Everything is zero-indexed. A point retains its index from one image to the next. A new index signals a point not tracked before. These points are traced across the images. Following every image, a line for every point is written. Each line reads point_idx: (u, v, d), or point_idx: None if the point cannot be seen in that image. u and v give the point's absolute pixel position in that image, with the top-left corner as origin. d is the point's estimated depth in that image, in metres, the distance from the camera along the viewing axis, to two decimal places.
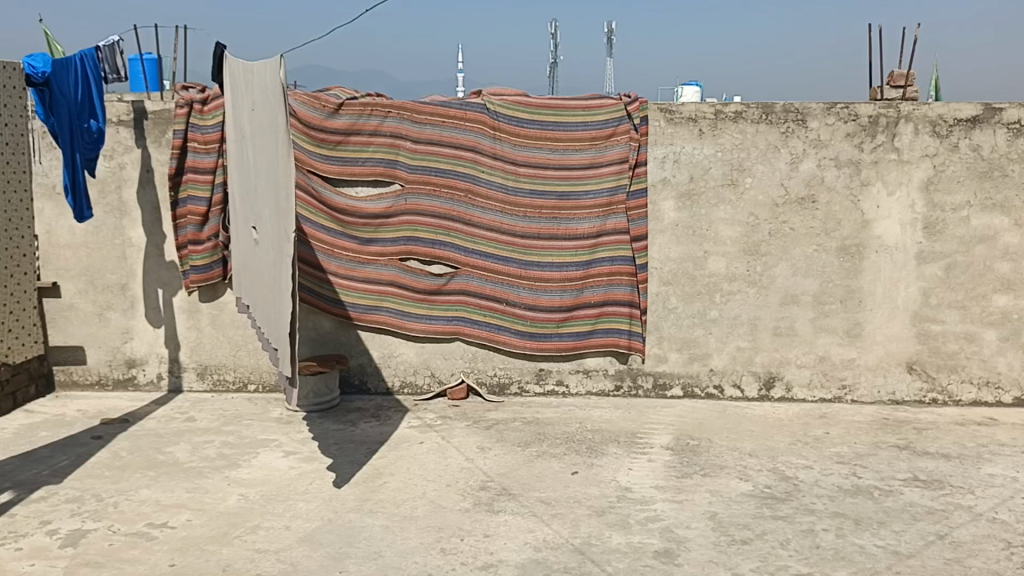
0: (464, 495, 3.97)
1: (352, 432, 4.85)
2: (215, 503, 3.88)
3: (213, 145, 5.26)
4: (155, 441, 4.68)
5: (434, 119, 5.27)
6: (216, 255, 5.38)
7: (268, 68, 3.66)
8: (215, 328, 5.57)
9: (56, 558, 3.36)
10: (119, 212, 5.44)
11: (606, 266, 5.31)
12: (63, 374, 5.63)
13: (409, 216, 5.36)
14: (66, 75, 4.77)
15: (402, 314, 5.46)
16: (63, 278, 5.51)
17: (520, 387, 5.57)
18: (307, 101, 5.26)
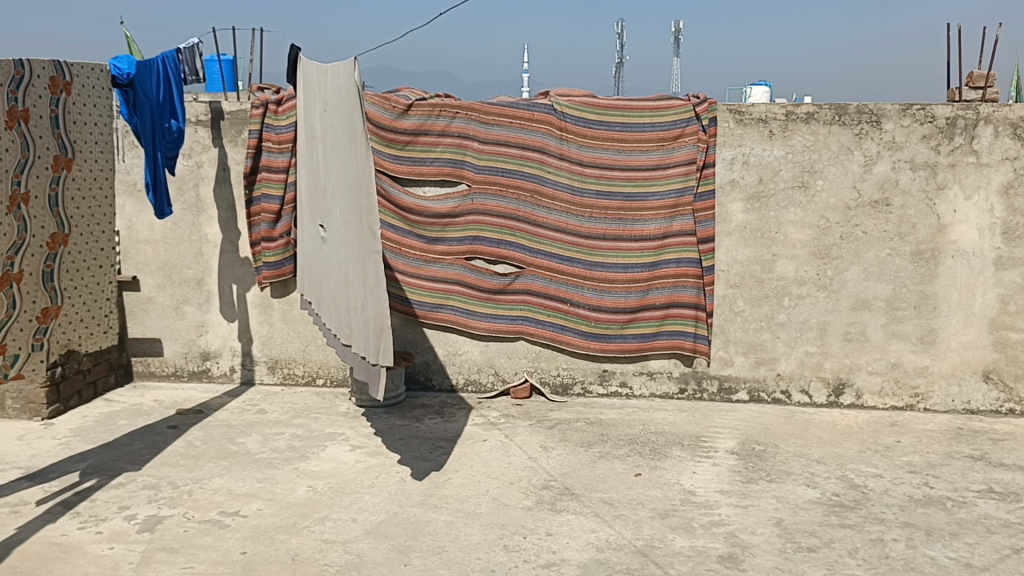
0: (527, 493, 3.99)
1: (417, 428, 4.92)
2: (285, 493, 3.98)
3: (286, 145, 5.39)
4: (228, 432, 4.82)
5: (501, 119, 5.30)
6: (288, 252, 5.53)
7: (342, 69, 3.74)
8: (285, 323, 5.69)
9: (133, 543, 3.49)
10: (196, 209, 5.62)
11: (672, 268, 5.29)
12: (141, 364, 5.84)
13: (475, 215, 5.41)
14: (148, 77, 4.94)
15: (467, 312, 5.52)
16: (143, 272, 5.72)
17: (583, 388, 5.58)
18: (378, 102, 5.37)
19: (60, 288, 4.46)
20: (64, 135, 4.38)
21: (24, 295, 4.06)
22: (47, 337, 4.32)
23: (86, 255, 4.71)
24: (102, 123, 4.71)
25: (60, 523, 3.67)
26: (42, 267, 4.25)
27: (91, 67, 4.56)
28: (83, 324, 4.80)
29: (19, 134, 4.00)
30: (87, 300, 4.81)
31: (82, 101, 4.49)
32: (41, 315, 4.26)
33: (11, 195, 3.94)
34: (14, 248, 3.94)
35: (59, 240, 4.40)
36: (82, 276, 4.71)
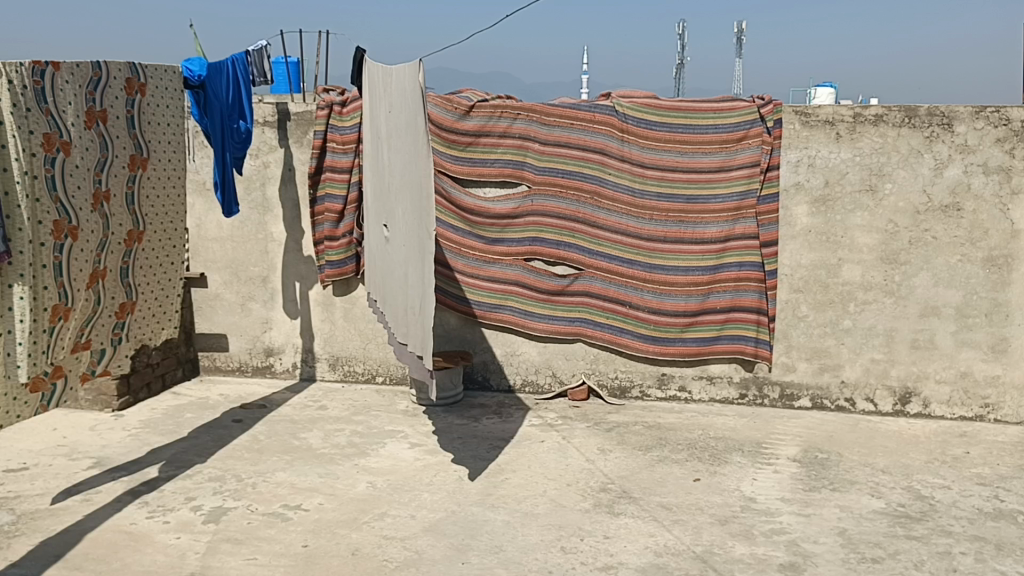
0: (585, 496, 3.99)
1: (475, 428, 4.94)
2: (345, 489, 4.04)
3: (350, 145, 5.46)
4: (291, 427, 4.91)
5: (562, 121, 5.30)
6: (350, 251, 5.60)
7: (407, 71, 3.78)
8: (347, 321, 5.77)
9: (199, 533, 3.58)
10: (262, 208, 5.74)
11: (734, 271, 5.23)
12: (208, 359, 5.99)
13: (536, 216, 5.42)
14: (219, 79, 5.05)
15: (525, 313, 5.53)
16: (210, 269, 5.86)
17: (641, 391, 5.55)
18: (440, 104, 5.41)
19: (135, 283, 4.62)
20: (139, 135, 4.50)
21: (105, 291, 4.31)
22: (125, 331, 4.57)
23: (159, 252, 4.82)
24: (177, 123, 4.81)
25: (129, 511, 3.78)
26: (119, 263, 4.43)
27: (165, 69, 4.66)
28: (156, 319, 4.91)
29: (97, 134, 4.15)
30: (161, 296, 4.92)
31: (155, 102, 4.59)
32: (119, 310, 4.49)
33: (93, 193, 4.13)
34: (99, 245, 4.19)
35: (136, 237, 4.55)
36: (157, 273, 4.83)
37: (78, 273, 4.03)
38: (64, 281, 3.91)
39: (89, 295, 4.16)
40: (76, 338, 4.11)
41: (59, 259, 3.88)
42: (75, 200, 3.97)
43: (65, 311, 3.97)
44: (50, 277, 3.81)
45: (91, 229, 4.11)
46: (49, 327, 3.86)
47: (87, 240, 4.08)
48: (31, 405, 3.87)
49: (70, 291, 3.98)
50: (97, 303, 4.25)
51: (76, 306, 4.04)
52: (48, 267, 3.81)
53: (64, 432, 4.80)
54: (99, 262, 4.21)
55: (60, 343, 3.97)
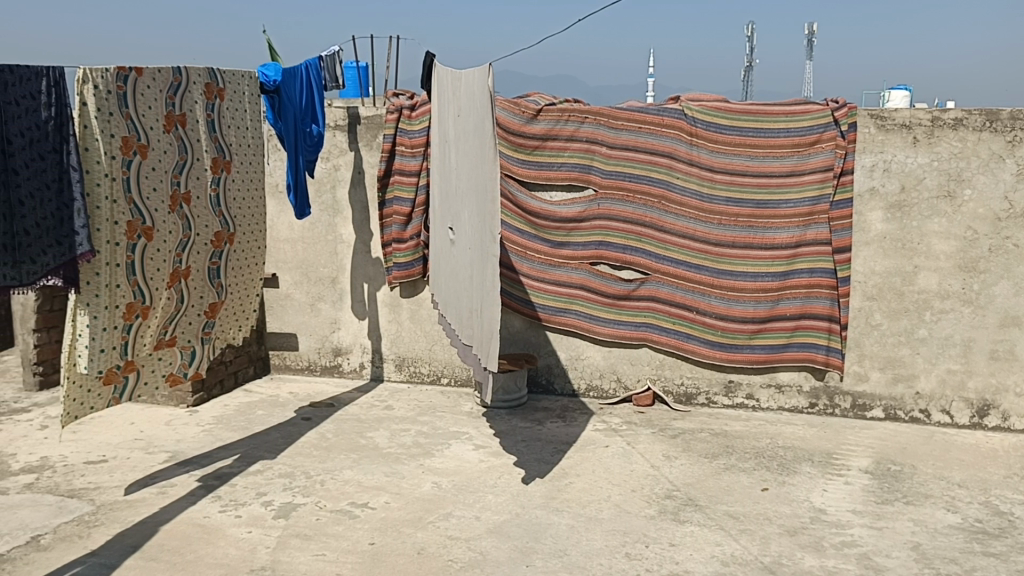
0: (650, 502, 3.96)
1: (539, 431, 4.95)
2: (410, 488, 4.09)
3: (419, 149, 5.53)
4: (358, 426, 4.99)
5: (630, 124, 5.27)
6: (418, 253, 5.66)
7: (476, 75, 3.81)
8: (413, 322, 5.84)
9: (270, 528, 3.66)
10: (333, 210, 5.84)
11: (805, 278, 5.13)
12: (278, 358, 6.12)
13: (601, 220, 5.40)
14: (293, 84, 5.16)
15: (590, 317, 5.51)
16: (281, 269, 5.99)
17: (708, 398, 5.48)
18: (508, 108, 5.44)
19: (221, 283, 4.78)
20: (220, 138, 4.62)
21: (187, 289, 4.45)
22: (212, 330, 4.78)
23: (246, 253, 5.00)
24: (254, 126, 4.94)
25: (202, 505, 3.89)
26: (206, 264, 4.60)
27: (242, 74, 4.78)
28: (237, 317, 5.07)
29: (176, 137, 4.27)
30: (246, 294, 5.11)
31: (234, 106, 4.72)
32: (209, 310, 4.70)
33: (171, 194, 4.24)
34: (179, 245, 4.32)
35: (223, 239, 4.72)
36: (245, 273, 5.03)
37: (154, 272, 4.14)
38: (137, 280, 4.03)
39: (171, 294, 4.30)
40: (157, 336, 4.26)
41: (132, 258, 3.99)
42: (149, 200, 4.07)
43: (143, 309, 4.11)
44: (121, 275, 3.92)
45: (169, 230, 4.23)
46: (122, 324, 3.98)
47: (164, 241, 4.19)
48: (104, 397, 3.99)
49: (147, 289, 4.12)
50: (179, 302, 4.39)
51: (155, 305, 4.18)
52: (120, 265, 3.91)
53: (141, 426, 4.96)
54: (180, 262, 4.35)
55: (140, 340, 4.15)
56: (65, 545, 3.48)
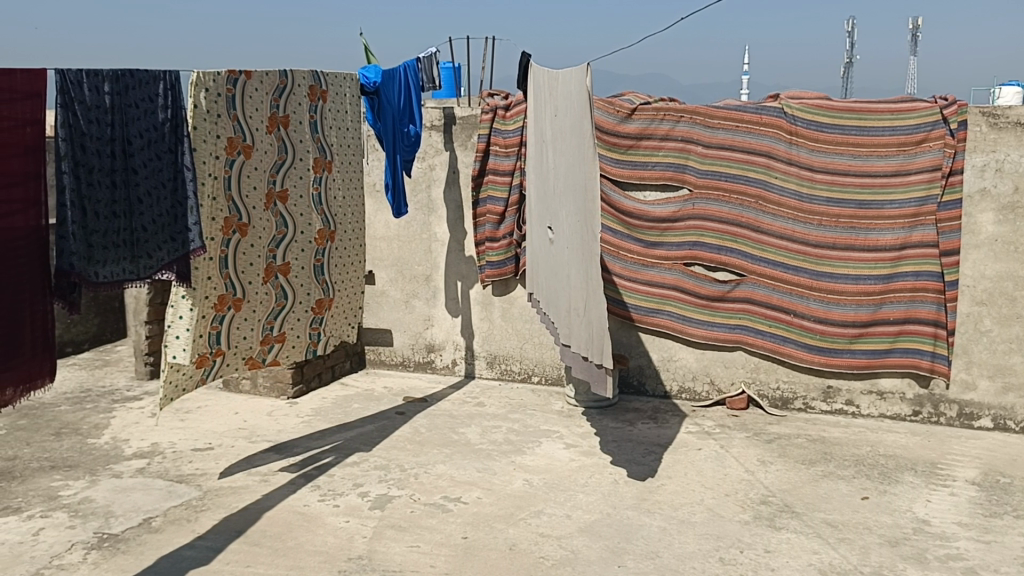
0: (745, 507, 3.90)
1: (631, 432, 4.92)
2: (502, 484, 4.13)
3: (513, 149, 5.57)
4: (451, 421, 5.06)
5: (727, 123, 5.18)
6: (510, 252, 5.70)
7: (575, 75, 3.83)
8: (505, 320, 5.89)
9: (367, 518, 3.76)
10: (428, 209, 5.94)
11: (910, 281, 4.96)
12: (373, 353, 6.25)
13: (696, 220, 5.34)
14: (391, 85, 5.26)
15: (683, 318, 5.46)
16: (378, 267, 6.13)
17: (805, 404, 5.35)
18: (603, 107, 5.43)
19: (321, 280, 4.88)
20: (322, 139, 4.76)
21: (287, 285, 4.60)
22: (322, 326, 4.94)
23: (348, 252, 5.11)
24: (353, 127, 5.05)
25: (302, 493, 4.01)
26: (311, 262, 4.75)
27: (343, 76, 4.91)
28: (343, 314, 5.15)
29: (277, 138, 4.42)
30: (352, 292, 5.22)
31: (336, 108, 4.85)
32: (316, 306, 4.87)
33: (267, 193, 4.38)
34: (273, 241, 4.46)
35: (325, 237, 4.85)
36: (348, 272, 5.13)
37: (247, 267, 4.30)
38: (230, 273, 4.19)
39: (268, 288, 4.46)
40: (262, 331, 4.48)
41: (226, 252, 4.16)
42: (247, 198, 4.24)
43: (236, 302, 4.27)
44: (213, 268, 4.09)
45: (264, 226, 4.38)
46: (213, 314, 4.14)
47: (258, 237, 4.35)
48: (195, 378, 4.13)
49: (240, 282, 4.28)
50: (277, 297, 4.54)
51: (248, 297, 4.34)
52: (213, 259, 4.09)
53: (245, 415, 5.15)
54: (275, 258, 4.49)
55: (237, 331, 4.32)
56: (175, 528, 3.65)
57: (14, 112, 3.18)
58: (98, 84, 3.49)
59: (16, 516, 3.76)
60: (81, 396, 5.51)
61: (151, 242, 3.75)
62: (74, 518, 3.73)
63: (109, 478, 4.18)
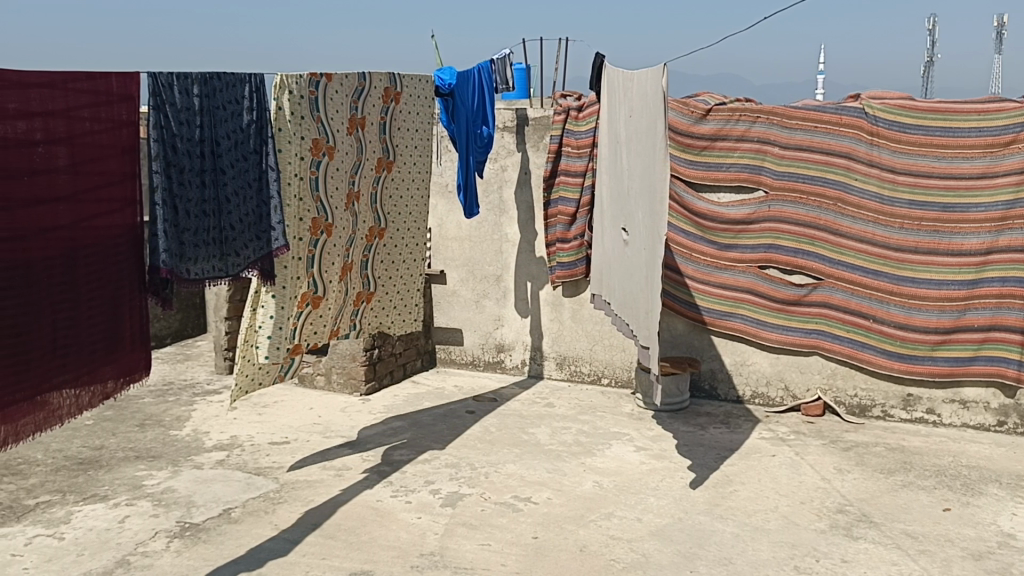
0: (821, 516, 3.82)
1: (702, 436, 4.87)
2: (572, 486, 4.13)
3: (585, 150, 5.55)
4: (521, 421, 5.08)
5: (806, 123, 5.08)
6: (581, 254, 5.68)
7: (651, 76, 3.81)
8: (575, 321, 5.88)
9: (438, 515, 3.80)
10: (499, 210, 5.98)
11: (996, 287, 4.82)
12: (444, 352, 6.31)
13: (772, 223, 5.25)
14: (466, 86, 5.32)
15: (758, 322, 5.37)
16: (449, 267, 6.19)
17: (884, 411, 5.21)
18: (677, 108, 5.39)
19: (379, 277, 4.94)
20: (389, 140, 4.81)
21: (352, 283, 4.68)
22: (360, 320, 4.84)
23: (407, 250, 5.14)
24: (425, 127, 5.09)
25: (375, 489, 4.07)
26: (360, 257, 4.71)
27: (417, 77, 4.96)
28: (404, 310, 5.22)
29: (356, 139, 4.51)
30: (407, 288, 5.21)
31: (408, 110, 4.90)
32: (356, 298, 4.75)
33: (347, 193, 4.49)
34: (348, 241, 4.56)
35: (378, 234, 4.85)
36: (405, 269, 5.14)
37: (329, 266, 4.43)
38: (314, 272, 4.32)
39: (342, 286, 4.58)
40: (330, 326, 4.56)
41: (312, 252, 4.29)
42: (331, 199, 4.35)
43: (315, 299, 4.39)
44: (301, 268, 4.21)
45: (342, 226, 4.48)
46: (297, 312, 4.27)
47: (339, 237, 4.46)
48: (272, 374, 4.28)
49: (321, 281, 4.39)
50: (345, 294, 4.64)
51: (327, 295, 4.45)
52: (301, 259, 4.21)
53: (319, 411, 5.25)
54: (347, 257, 4.59)
55: (311, 326, 4.42)
56: (253, 519, 3.75)
57: (111, 113, 3.30)
58: (188, 87, 3.60)
59: (103, 504, 3.91)
60: (164, 389, 5.70)
61: (237, 241, 3.86)
62: (158, 507, 3.86)
63: (191, 469, 4.31)
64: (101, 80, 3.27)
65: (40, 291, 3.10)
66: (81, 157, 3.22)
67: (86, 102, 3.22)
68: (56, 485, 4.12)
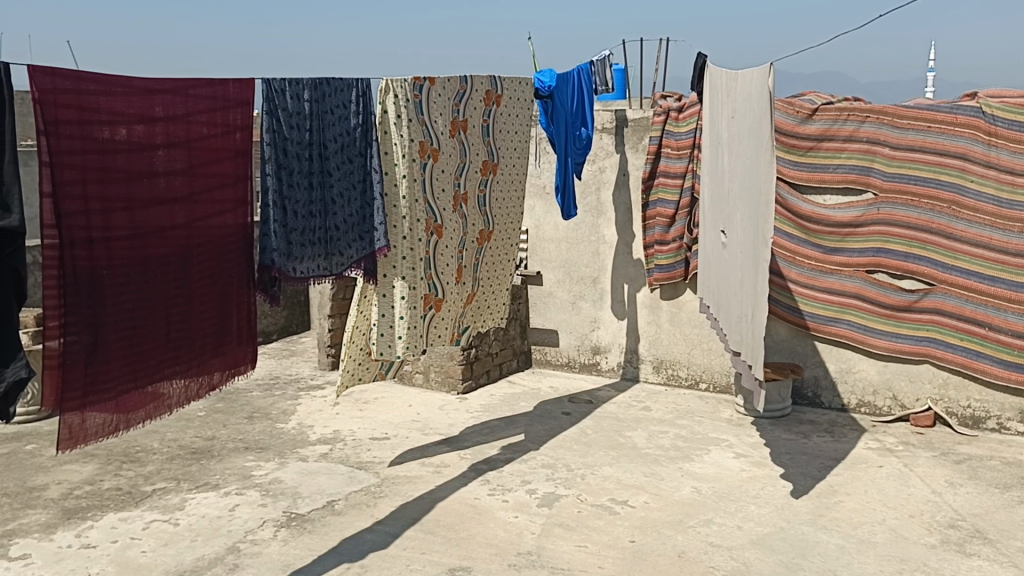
0: (931, 530, 3.68)
1: (804, 445, 4.75)
2: (670, 491, 4.09)
3: (685, 151, 5.50)
4: (617, 424, 5.06)
5: (918, 123, 4.91)
6: (680, 255, 5.63)
7: (755, 76, 3.76)
8: (673, 325, 5.82)
9: (536, 515, 3.82)
10: (597, 211, 5.97)
11: None
12: (539, 353, 6.34)
13: (881, 226, 5.08)
14: (565, 89, 5.33)
15: (865, 328, 5.20)
16: (545, 268, 6.21)
17: (999, 424, 4.97)
18: (781, 108, 5.29)
19: (484, 279, 5.05)
20: (492, 142, 4.87)
21: (463, 285, 4.79)
22: (466, 322, 4.98)
23: (504, 251, 5.20)
24: (523, 130, 5.13)
25: (473, 487, 4.13)
26: (472, 260, 4.85)
27: (519, 80, 5.00)
28: (495, 311, 5.29)
29: (459, 142, 4.57)
30: (498, 290, 5.26)
31: (509, 112, 4.95)
32: (468, 300, 4.91)
33: (454, 195, 4.57)
34: (460, 243, 4.68)
35: (486, 236, 4.95)
36: (500, 270, 5.21)
37: (444, 267, 4.54)
38: (432, 274, 4.44)
39: (458, 289, 4.72)
40: (452, 329, 4.72)
41: (428, 254, 4.39)
42: (439, 200, 4.43)
43: (436, 302, 4.53)
44: (418, 269, 4.33)
45: (453, 227, 4.59)
46: (421, 315, 4.41)
47: (450, 238, 4.56)
48: (371, 370, 4.49)
49: (440, 283, 4.52)
50: (461, 296, 4.78)
51: (446, 297, 4.60)
52: (418, 260, 4.32)
53: (418, 408, 5.35)
54: (461, 258, 4.71)
55: (434, 329, 4.57)
56: (356, 512, 3.85)
57: (227, 118, 3.45)
58: (298, 92, 3.71)
59: (215, 492, 4.08)
60: (271, 384, 5.90)
61: (342, 241, 3.97)
62: (266, 497, 4.00)
63: (297, 461, 4.45)
64: (219, 86, 3.42)
65: (157, 287, 3.26)
66: (197, 160, 3.37)
67: (203, 108, 3.37)
68: (172, 473, 4.32)
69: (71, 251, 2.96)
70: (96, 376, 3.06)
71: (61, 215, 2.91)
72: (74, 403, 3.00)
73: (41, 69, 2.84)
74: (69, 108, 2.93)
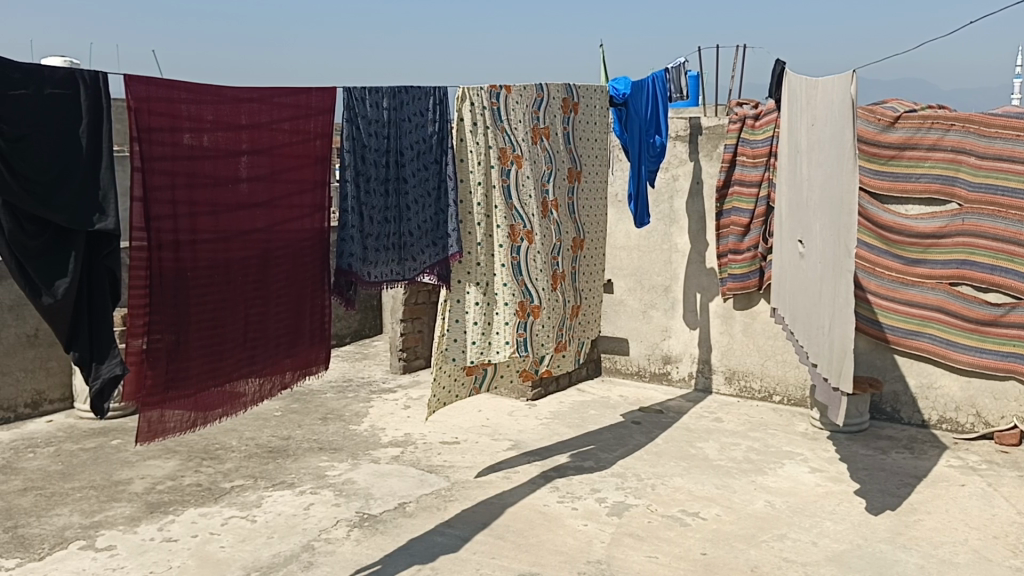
0: (1017, 552, 3.54)
1: (882, 461, 4.63)
2: (742, 503, 4.03)
3: (761, 159, 5.42)
4: (688, 435, 5.01)
5: (1006, 132, 4.75)
6: (755, 264, 5.54)
7: (836, 83, 3.70)
8: (746, 335, 5.74)
9: (605, 523, 3.81)
10: (669, 220, 5.94)
11: None
12: (609, 361, 6.33)
13: (966, 236, 4.92)
14: (640, 96, 5.31)
15: (948, 342, 5.05)
16: (616, 276, 6.21)
17: None
18: (862, 117, 5.18)
19: (583, 289, 5.07)
20: (574, 150, 4.86)
21: (564, 293, 4.83)
22: (575, 333, 5.03)
23: (593, 260, 5.14)
24: (602, 138, 5.11)
25: (542, 494, 4.13)
26: (569, 268, 4.88)
27: (594, 88, 4.99)
28: (591, 320, 5.20)
29: (542, 149, 4.59)
30: (593, 299, 5.19)
31: (586, 120, 4.93)
32: (572, 312, 4.95)
33: (543, 202, 4.60)
34: (553, 249, 4.70)
35: (581, 244, 4.98)
36: (596, 280, 5.16)
37: (537, 274, 4.57)
38: (524, 280, 4.48)
39: (556, 296, 4.75)
40: (557, 338, 4.78)
41: (517, 260, 4.45)
42: (527, 206, 4.47)
43: (534, 308, 4.58)
44: (507, 275, 4.41)
45: (544, 234, 4.61)
46: (515, 321, 4.49)
47: (541, 245, 4.59)
48: (467, 386, 4.50)
49: (534, 289, 4.56)
50: (563, 303, 4.82)
51: (544, 303, 4.64)
52: (504, 266, 4.40)
53: (488, 414, 5.39)
54: (556, 265, 4.74)
55: (536, 337, 4.64)
56: (426, 514, 3.89)
57: (310, 126, 3.55)
58: (378, 101, 3.80)
59: (290, 491, 4.17)
60: (344, 385, 6.02)
61: (416, 246, 4.02)
62: (339, 497, 4.08)
63: (369, 463, 4.53)
64: (303, 95, 3.52)
65: (237, 289, 3.35)
66: (280, 166, 3.47)
67: (287, 116, 3.47)
68: (250, 471, 4.44)
69: (159, 252, 3.07)
70: (176, 374, 3.17)
71: (151, 218, 3.03)
72: (154, 399, 3.11)
73: (137, 78, 2.96)
74: (161, 116, 3.04)
